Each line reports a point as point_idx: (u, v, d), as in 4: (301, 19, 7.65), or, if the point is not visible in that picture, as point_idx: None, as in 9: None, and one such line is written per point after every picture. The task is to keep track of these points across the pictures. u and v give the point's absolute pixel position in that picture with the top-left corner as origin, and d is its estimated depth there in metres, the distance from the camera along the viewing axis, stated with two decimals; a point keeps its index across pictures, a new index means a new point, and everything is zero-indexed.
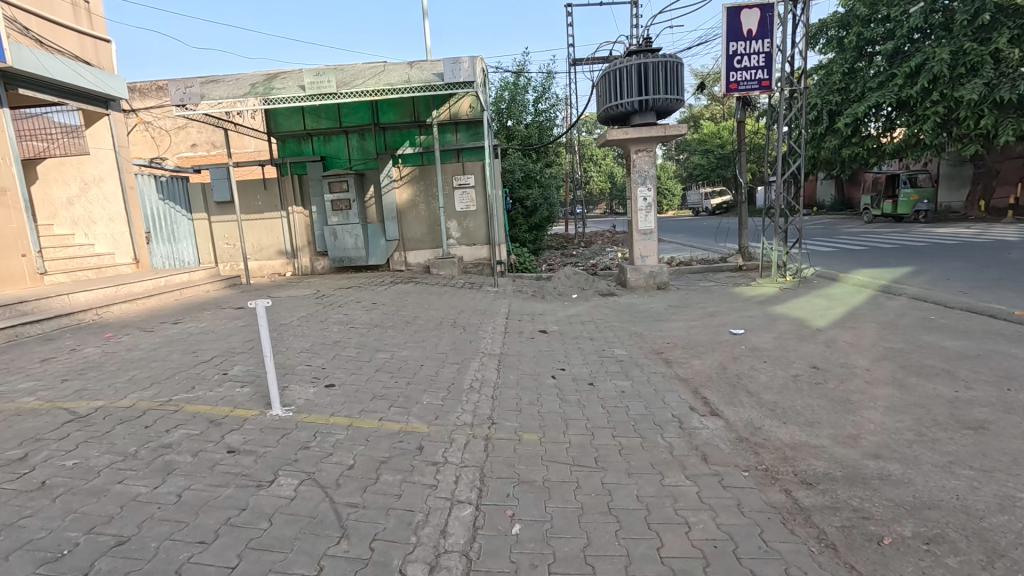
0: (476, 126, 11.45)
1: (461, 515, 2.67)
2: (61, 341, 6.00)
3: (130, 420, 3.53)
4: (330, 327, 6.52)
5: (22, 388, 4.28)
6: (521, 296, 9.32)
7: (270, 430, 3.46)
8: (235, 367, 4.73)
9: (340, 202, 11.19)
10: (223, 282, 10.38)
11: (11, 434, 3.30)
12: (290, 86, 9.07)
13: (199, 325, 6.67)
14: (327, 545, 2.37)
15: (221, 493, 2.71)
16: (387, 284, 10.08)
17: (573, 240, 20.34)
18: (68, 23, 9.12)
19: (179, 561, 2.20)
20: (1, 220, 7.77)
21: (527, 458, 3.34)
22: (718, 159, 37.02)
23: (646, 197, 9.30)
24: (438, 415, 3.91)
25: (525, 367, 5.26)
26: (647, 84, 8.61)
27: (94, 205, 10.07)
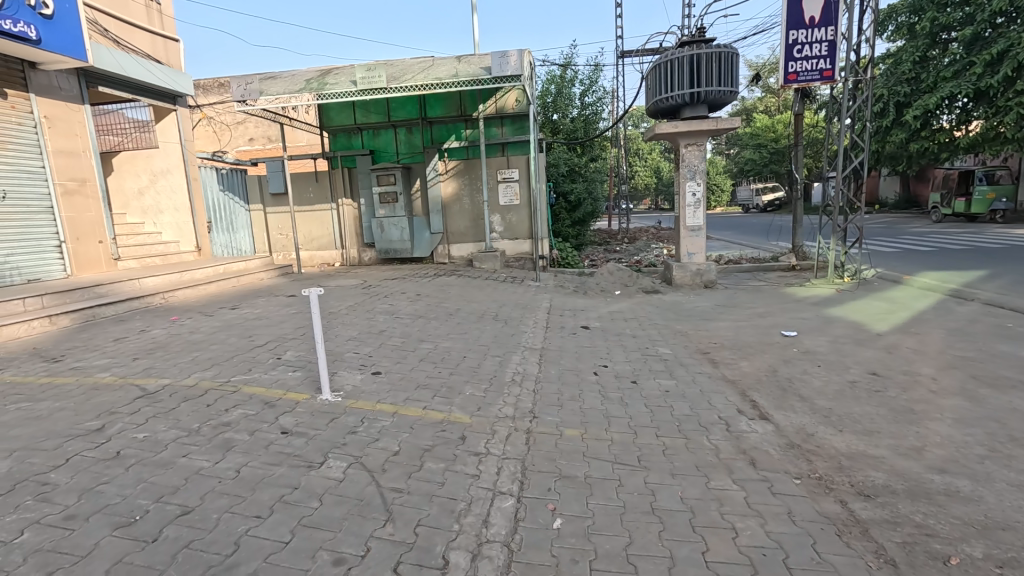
0: (521, 120, 11.45)
1: (502, 506, 2.69)
2: (132, 323, 6.44)
3: (194, 398, 3.75)
4: (376, 317, 6.70)
5: (99, 365, 4.62)
6: (562, 291, 9.28)
7: (320, 414, 3.60)
8: (288, 352, 4.94)
9: (387, 195, 11.48)
10: (276, 271, 10.84)
11: (89, 406, 3.58)
12: (343, 81, 9.34)
13: (254, 311, 7.01)
14: (373, 527, 2.44)
15: (276, 471, 2.85)
16: (431, 277, 10.25)
17: (616, 236, 20.04)
18: (142, 23, 9.69)
19: (237, 534, 2.32)
20: (81, 209, 8.40)
21: (569, 454, 3.33)
22: (771, 154, 35.52)
23: (695, 192, 9.05)
24: (480, 406, 3.96)
25: (567, 362, 5.24)
26: (699, 75, 8.34)
27: (162, 195, 10.74)
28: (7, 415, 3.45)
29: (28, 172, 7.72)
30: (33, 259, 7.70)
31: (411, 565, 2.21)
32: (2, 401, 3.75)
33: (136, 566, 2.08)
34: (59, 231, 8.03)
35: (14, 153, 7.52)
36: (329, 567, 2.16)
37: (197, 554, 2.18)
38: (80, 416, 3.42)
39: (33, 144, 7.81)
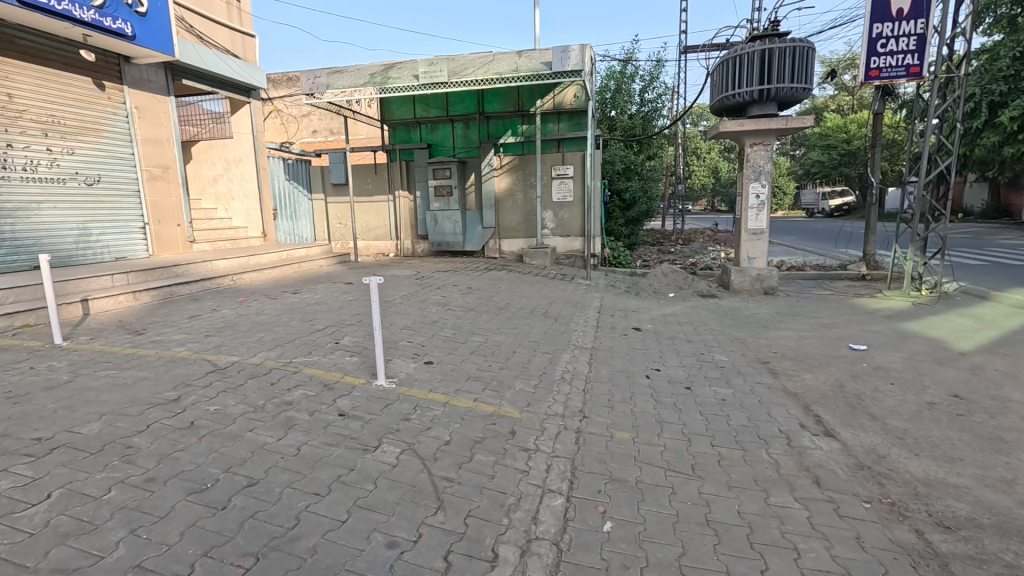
0: (579, 116, 11.29)
1: (552, 504, 2.68)
2: (204, 302, 6.86)
3: (259, 376, 3.96)
4: (429, 307, 6.82)
5: (175, 339, 4.96)
6: (614, 292, 9.12)
7: (375, 399, 3.70)
8: (346, 337, 5.12)
9: (442, 188, 11.66)
10: (334, 258, 11.25)
11: (167, 377, 3.85)
12: (406, 76, 9.56)
13: (315, 296, 7.32)
14: (425, 514, 2.48)
15: (333, 452, 2.95)
16: (482, 270, 10.35)
17: (670, 236, 19.50)
18: (223, 20, 10.25)
19: (298, 508, 2.42)
20: (164, 193, 9.03)
21: (619, 457, 3.26)
22: (841, 156, 33.41)
23: (760, 194, 8.66)
24: (530, 402, 3.95)
25: (618, 363, 5.15)
26: (770, 71, 7.92)
27: (234, 183, 11.38)
28: (97, 381, 3.76)
29: (120, 158, 8.37)
30: (121, 239, 8.36)
31: (461, 555, 2.23)
32: (93, 367, 4.09)
33: (207, 531, 2.21)
34: (144, 213, 8.68)
35: (108, 141, 8.17)
36: (382, 549, 2.21)
37: (262, 525, 2.29)
38: (159, 386, 3.69)
39: (125, 132, 8.45)
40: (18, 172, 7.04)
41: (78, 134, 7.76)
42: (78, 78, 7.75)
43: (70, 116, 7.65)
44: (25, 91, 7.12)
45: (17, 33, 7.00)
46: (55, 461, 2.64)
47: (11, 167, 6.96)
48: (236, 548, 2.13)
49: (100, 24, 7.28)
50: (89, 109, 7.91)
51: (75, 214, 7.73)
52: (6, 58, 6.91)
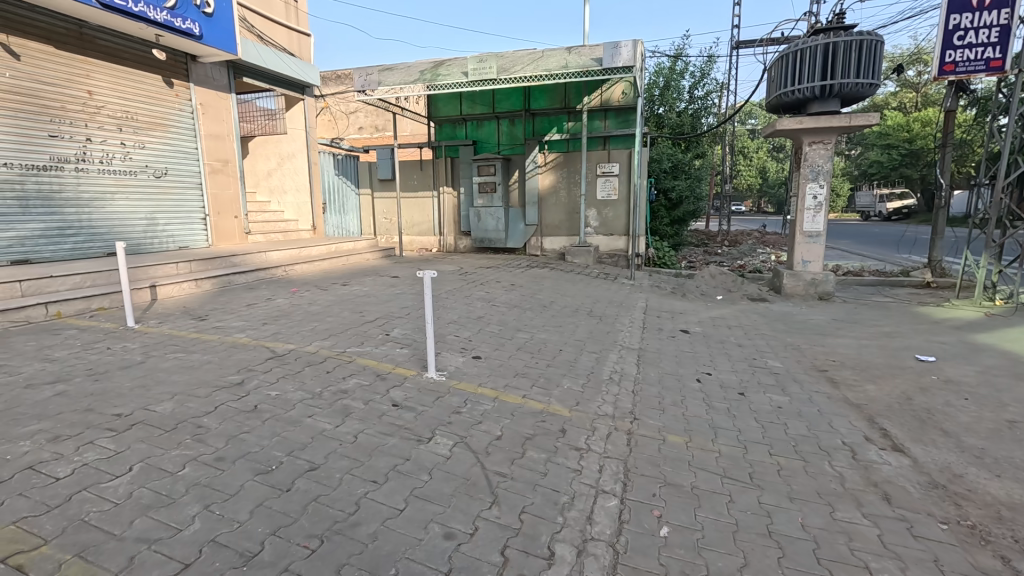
0: (626, 113, 11.11)
1: (607, 505, 2.64)
2: (260, 291, 7.15)
3: (316, 364, 4.08)
4: (474, 303, 6.87)
5: (235, 326, 5.18)
6: (659, 293, 8.93)
7: (427, 391, 3.75)
8: (395, 329, 5.21)
9: (486, 184, 11.73)
10: (380, 252, 11.49)
11: (231, 362, 4.03)
12: (455, 73, 9.64)
13: (363, 288, 7.49)
14: (480, 508, 2.49)
15: (389, 441, 3.01)
16: (524, 268, 10.35)
17: (716, 238, 18.95)
18: (281, 19, 10.60)
19: (358, 495, 2.48)
20: (222, 186, 9.46)
21: (673, 460, 3.19)
22: (902, 156, 31.59)
23: (817, 195, 8.26)
24: (579, 401, 3.92)
25: (667, 366, 5.03)
26: (834, 66, 7.54)
27: (287, 176, 11.78)
28: (168, 362, 3.98)
29: (185, 152, 8.81)
30: (183, 229, 8.81)
31: (518, 550, 2.22)
32: (163, 349, 4.32)
33: (273, 511, 2.29)
34: (204, 206, 9.13)
35: (174, 136, 8.61)
36: (440, 540, 2.23)
37: (324, 509, 2.35)
38: (224, 369, 3.86)
39: (190, 128, 8.89)
40: (95, 165, 7.50)
41: (149, 129, 8.21)
42: (149, 76, 8.20)
43: (142, 112, 8.09)
44: (103, 89, 7.57)
45: (98, 34, 7.44)
46: (134, 436, 2.79)
47: (89, 159, 7.42)
48: (301, 530, 2.19)
49: (172, 24, 7.67)
50: (159, 105, 8.35)
51: (145, 205, 8.19)
52: (88, 58, 7.36)
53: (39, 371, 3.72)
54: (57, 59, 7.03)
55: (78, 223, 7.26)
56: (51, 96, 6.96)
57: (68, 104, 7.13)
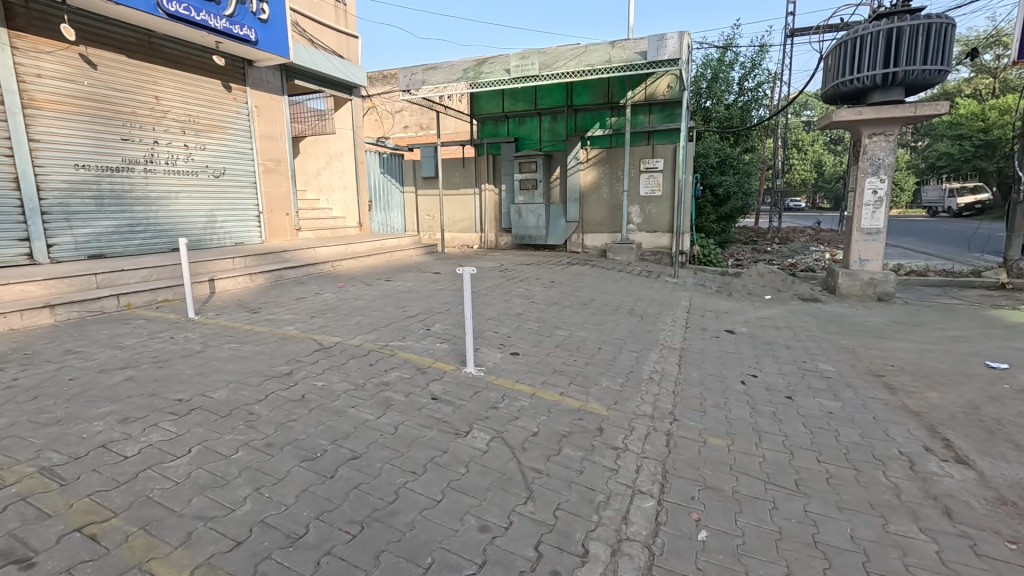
0: (671, 107, 10.84)
1: (643, 506, 2.61)
2: (309, 285, 7.45)
3: (360, 357, 4.23)
4: (513, 300, 6.90)
5: (286, 319, 5.42)
6: (703, 291, 8.69)
7: (465, 385, 3.81)
8: (436, 325, 5.31)
9: (527, 182, 11.76)
10: (423, 249, 11.72)
11: (281, 353, 4.23)
12: (497, 70, 9.68)
13: (406, 284, 7.67)
14: (515, 502, 2.52)
15: (427, 434, 3.08)
16: (565, 265, 10.30)
17: (766, 235, 18.23)
18: (330, 22, 10.95)
19: (397, 485, 2.55)
20: (275, 185, 9.89)
21: (714, 463, 3.11)
22: (976, 147, 29.32)
23: (877, 189, 7.81)
24: (617, 400, 3.88)
25: (710, 366, 4.90)
26: (898, 52, 7.06)
27: (335, 175, 12.18)
28: (223, 352, 4.22)
29: (241, 153, 9.27)
30: (239, 225, 9.28)
31: (552, 546, 2.23)
32: (219, 339, 4.58)
33: (318, 496, 2.39)
34: (259, 204, 9.58)
35: (232, 137, 9.08)
36: (475, 532, 2.27)
37: (365, 496, 2.44)
38: (275, 360, 4.06)
39: (246, 129, 9.35)
40: (162, 165, 8.00)
41: (209, 131, 8.69)
42: (210, 81, 8.68)
43: (203, 115, 8.57)
44: (169, 94, 8.06)
45: (164, 43, 7.93)
46: (193, 420, 2.99)
47: (156, 160, 7.92)
48: (343, 515, 2.29)
49: (230, 32, 8.08)
50: (218, 108, 8.83)
51: (205, 203, 8.67)
52: (155, 66, 7.85)
53: (111, 358, 4.03)
54: (128, 67, 7.53)
55: (146, 220, 7.77)
56: (123, 102, 7.46)
57: (138, 109, 7.64)
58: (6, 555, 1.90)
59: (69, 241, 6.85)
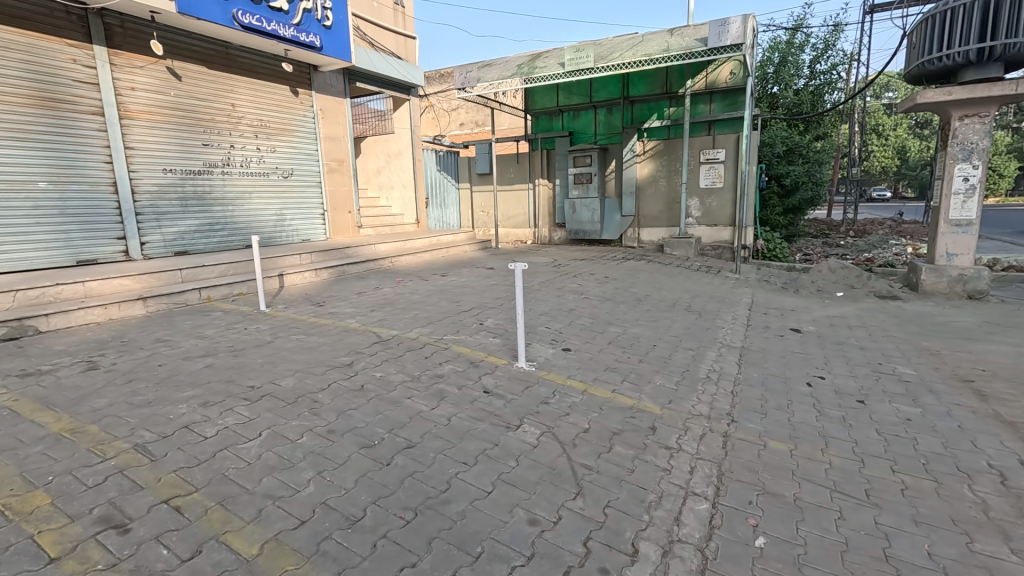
0: (734, 94, 10.38)
1: (696, 508, 2.54)
2: (369, 280, 7.77)
3: (415, 349, 4.37)
4: (566, 295, 6.87)
5: (348, 312, 5.69)
6: (767, 288, 8.27)
7: (517, 380, 3.86)
8: (489, 319, 5.39)
9: (582, 176, 11.64)
10: (477, 244, 11.88)
11: (343, 344, 4.45)
12: (552, 64, 9.63)
13: (460, 279, 7.82)
14: (564, 498, 2.53)
15: (479, 426, 3.14)
16: (620, 260, 10.12)
17: (839, 228, 17.07)
18: (389, 25, 11.29)
19: (449, 474, 2.63)
20: (338, 184, 10.36)
21: (774, 468, 2.98)
22: None
23: (969, 176, 7.11)
24: (672, 399, 3.78)
25: (773, 366, 4.68)
26: (997, 24, 6.38)
27: (393, 173, 12.57)
28: (291, 343, 4.49)
29: (308, 154, 9.78)
30: (306, 223, 9.81)
31: (600, 543, 2.22)
32: (287, 331, 4.88)
33: (375, 482, 2.51)
34: (324, 202, 10.08)
35: (299, 139, 9.59)
36: (525, 525, 2.30)
37: (419, 484, 2.53)
38: (337, 351, 4.28)
39: (312, 131, 9.85)
40: (237, 168, 8.58)
41: (278, 134, 9.23)
42: (279, 87, 9.21)
43: (273, 120, 9.11)
44: (244, 101, 8.63)
45: (239, 53, 8.49)
46: (264, 405, 3.21)
47: (233, 164, 8.50)
48: (398, 501, 2.39)
49: (297, 39, 8.51)
50: (287, 113, 9.36)
51: (275, 202, 9.22)
52: (231, 75, 8.43)
53: (193, 346, 4.39)
54: (209, 77, 8.12)
55: (223, 219, 8.37)
56: (204, 110, 8.07)
57: (216, 116, 8.23)
58: (107, 520, 2.13)
59: (159, 239, 7.52)
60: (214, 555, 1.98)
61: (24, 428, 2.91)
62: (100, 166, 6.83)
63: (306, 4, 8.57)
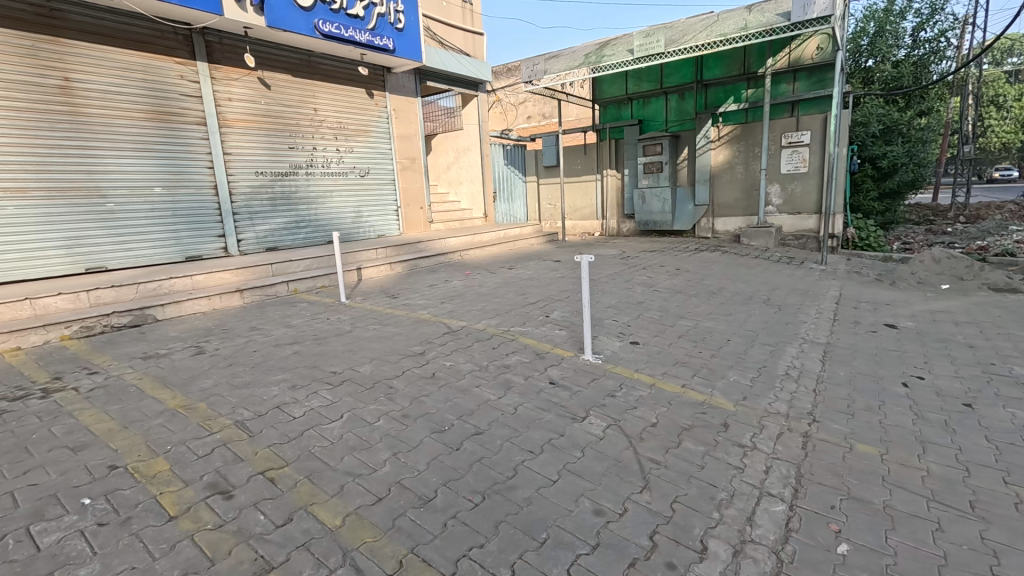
0: (821, 71, 9.57)
1: (772, 509, 2.43)
2: (439, 273, 8.02)
3: (484, 340, 4.49)
4: (635, 288, 6.73)
5: (420, 304, 5.93)
6: (858, 280, 7.63)
7: (583, 372, 3.86)
8: (555, 311, 5.41)
9: (652, 164, 11.32)
10: (544, 237, 11.90)
11: (416, 334, 4.66)
12: (620, 52, 9.41)
13: (528, 272, 7.89)
14: (630, 491, 2.51)
15: (545, 416, 3.19)
16: (692, 251, 9.76)
17: (947, 213, 15.33)
18: (458, 23, 11.51)
19: (515, 462, 2.70)
20: (411, 181, 10.77)
21: (861, 472, 2.78)
22: None
23: None
24: (747, 396, 3.63)
25: (862, 365, 4.33)
26: None
27: (463, 169, 12.86)
28: (368, 332, 4.76)
29: (383, 153, 10.24)
30: (381, 219, 10.29)
31: (667, 538, 2.20)
32: (365, 321, 5.19)
33: (445, 465, 2.63)
34: (397, 199, 10.52)
35: (375, 139, 10.06)
36: (590, 515, 2.32)
37: (486, 470, 2.62)
38: (410, 341, 4.49)
39: (386, 131, 10.30)
40: (320, 169, 9.15)
41: (356, 135, 9.74)
42: (357, 90, 9.71)
43: (351, 122, 9.63)
44: (325, 105, 9.18)
45: (320, 60, 9.04)
46: (345, 390, 3.46)
47: (315, 165, 9.08)
48: (467, 484, 2.49)
49: (373, 43, 8.91)
50: (363, 114, 9.85)
51: (353, 200, 9.76)
52: (314, 81, 9.00)
53: (283, 334, 4.79)
54: (294, 85, 8.72)
55: (307, 217, 8.97)
56: (290, 116, 8.68)
57: (301, 121, 8.82)
58: (214, 486, 2.41)
59: (252, 237, 8.21)
60: (303, 523, 2.18)
61: (147, 403, 3.33)
62: (203, 171, 7.55)
63: (380, 9, 8.94)
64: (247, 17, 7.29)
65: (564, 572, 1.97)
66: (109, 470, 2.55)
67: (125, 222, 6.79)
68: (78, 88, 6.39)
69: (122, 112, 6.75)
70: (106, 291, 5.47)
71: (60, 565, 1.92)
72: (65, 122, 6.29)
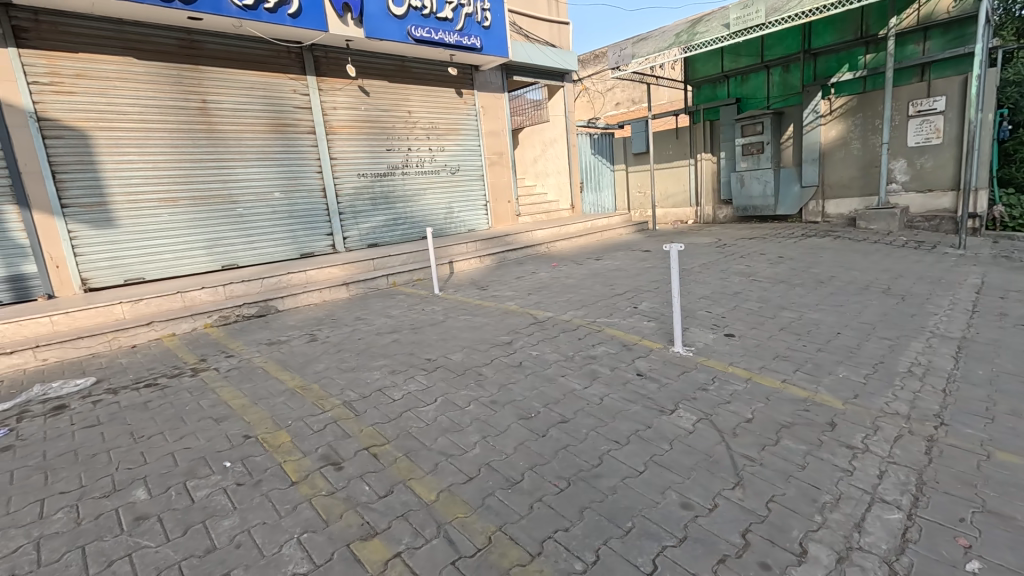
0: (960, 27, 8.30)
1: (885, 517, 2.22)
2: (526, 266, 8.14)
3: (569, 331, 4.52)
4: (731, 278, 6.37)
5: (507, 295, 6.09)
6: (1006, 265, 6.59)
7: (671, 364, 3.77)
8: (644, 302, 5.29)
9: (751, 145, 10.61)
10: (633, 227, 11.58)
11: (504, 325, 4.80)
12: (715, 27, 8.87)
13: (615, 262, 7.78)
14: (722, 486, 2.43)
15: (632, 407, 3.16)
16: (798, 237, 9.00)
17: None
18: (543, 15, 11.51)
19: (600, 451, 2.71)
20: (498, 175, 11.01)
21: (1001, 483, 2.44)
22: None
23: None
24: (859, 394, 3.32)
25: (1008, 363, 3.76)
26: None
27: (549, 161, 12.89)
28: (459, 322, 5.00)
29: (472, 150, 10.57)
30: (471, 213, 10.64)
31: (762, 537, 2.10)
32: (456, 312, 5.43)
33: (532, 451, 2.72)
34: (486, 194, 10.81)
35: (464, 137, 10.41)
36: (677, 508, 2.28)
37: (572, 457, 2.66)
38: (499, 331, 4.64)
39: (474, 128, 10.60)
40: (414, 168, 9.66)
41: (446, 134, 10.13)
42: (446, 90, 10.09)
43: (442, 121, 10.03)
44: (417, 107, 9.66)
45: (412, 64, 9.51)
46: (439, 375, 3.68)
47: (411, 164, 9.60)
48: (552, 470, 2.55)
49: (461, 43, 9.19)
50: (453, 113, 10.22)
51: (445, 196, 10.18)
52: (407, 85, 9.49)
53: (384, 324, 5.17)
54: (390, 90, 9.27)
55: (403, 214, 9.52)
56: (387, 119, 9.24)
57: (396, 123, 9.37)
58: (327, 458, 2.70)
59: (356, 234, 8.89)
60: (402, 496, 2.38)
61: (272, 383, 3.79)
62: (313, 176, 8.31)
63: (467, 9, 9.19)
64: (348, 31, 7.87)
65: (649, 562, 1.97)
66: (244, 438, 2.95)
67: (250, 223, 7.68)
68: (213, 108, 7.31)
69: (247, 127, 7.62)
70: (238, 286, 6.26)
71: (209, 515, 2.27)
72: (203, 139, 7.23)
